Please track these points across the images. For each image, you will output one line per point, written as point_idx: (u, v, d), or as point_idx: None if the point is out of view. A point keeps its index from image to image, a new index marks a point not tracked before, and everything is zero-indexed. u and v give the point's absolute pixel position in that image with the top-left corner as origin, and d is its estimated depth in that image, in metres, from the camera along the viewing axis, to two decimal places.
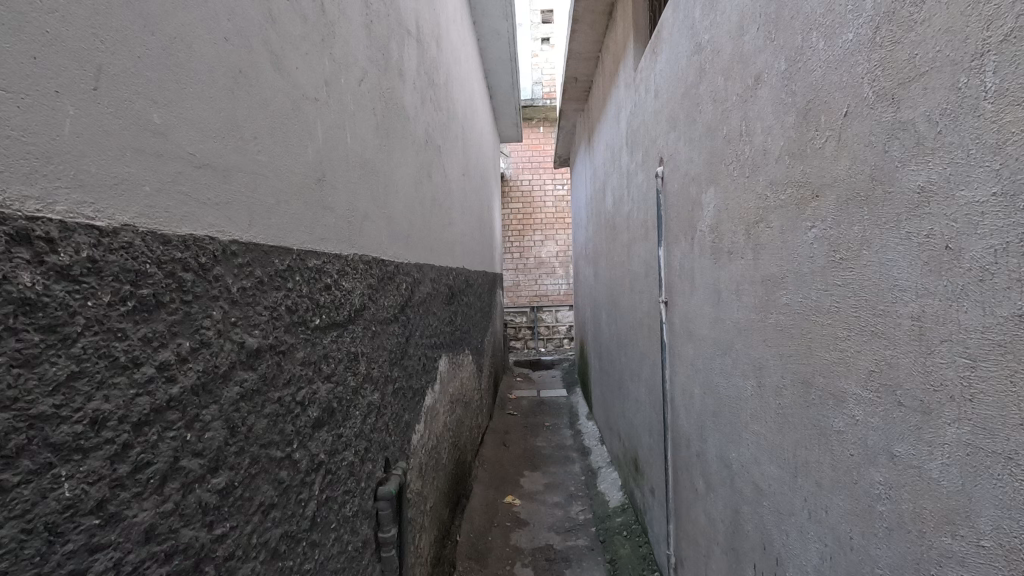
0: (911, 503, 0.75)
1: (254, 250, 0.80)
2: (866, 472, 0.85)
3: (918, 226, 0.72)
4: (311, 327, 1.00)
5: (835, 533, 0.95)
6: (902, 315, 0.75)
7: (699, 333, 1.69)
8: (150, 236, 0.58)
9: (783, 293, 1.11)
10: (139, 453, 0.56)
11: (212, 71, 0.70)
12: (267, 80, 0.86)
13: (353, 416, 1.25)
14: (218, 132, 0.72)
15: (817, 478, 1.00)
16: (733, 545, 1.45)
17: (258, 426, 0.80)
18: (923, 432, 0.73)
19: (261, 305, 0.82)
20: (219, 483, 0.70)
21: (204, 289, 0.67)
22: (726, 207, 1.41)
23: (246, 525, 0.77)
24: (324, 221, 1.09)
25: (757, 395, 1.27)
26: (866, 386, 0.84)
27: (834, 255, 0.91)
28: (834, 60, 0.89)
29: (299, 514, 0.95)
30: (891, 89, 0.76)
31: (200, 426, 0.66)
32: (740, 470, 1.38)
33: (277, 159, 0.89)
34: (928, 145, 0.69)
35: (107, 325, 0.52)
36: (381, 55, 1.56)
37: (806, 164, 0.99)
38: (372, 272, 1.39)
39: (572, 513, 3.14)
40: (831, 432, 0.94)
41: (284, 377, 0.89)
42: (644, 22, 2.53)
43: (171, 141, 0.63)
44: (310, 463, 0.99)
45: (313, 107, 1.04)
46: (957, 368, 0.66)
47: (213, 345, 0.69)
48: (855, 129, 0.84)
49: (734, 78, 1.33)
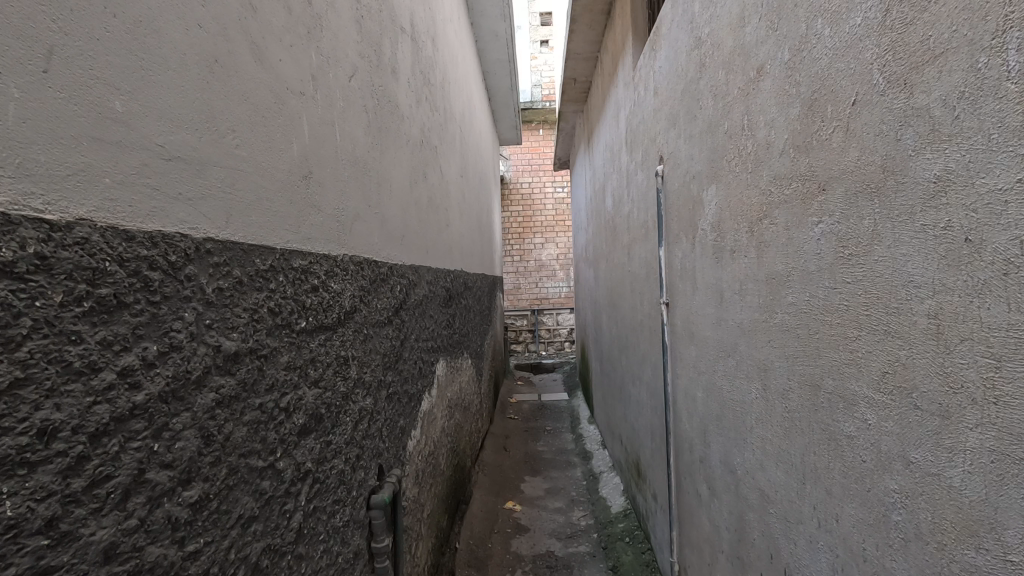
0: (930, 513, 0.71)
1: (231, 249, 0.76)
2: (879, 480, 0.81)
3: (935, 218, 0.67)
4: (296, 330, 0.96)
5: (847, 543, 0.90)
6: (918, 312, 0.71)
7: (701, 335, 1.64)
8: (110, 232, 0.54)
9: (789, 293, 1.06)
10: (96, 465, 0.52)
11: (184, 58, 0.66)
12: (248, 70, 0.82)
13: (343, 423, 1.20)
14: (192, 124, 0.68)
15: (827, 486, 0.96)
16: (738, 554, 1.40)
17: (237, 435, 0.76)
18: (941, 438, 0.68)
19: (241, 307, 0.77)
20: (192, 497, 0.66)
21: (174, 289, 0.63)
22: (728, 204, 1.37)
23: (223, 540, 0.72)
24: (311, 221, 1.05)
25: (761, 398, 1.22)
26: (878, 388, 0.80)
27: (842, 251, 0.87)
28: (842, 47, 0.85)
29: (283, 526, 0.90)
30: (903, 74, 0.72)
31: (170, 436, 0.62)
32: (745, 477, 1.33)
33: (258, 154, 0.85)
34: (945, 132, 0.65)
35: (58, 327, 0.48)
36: (374, 51, 1.52)
37: (811, 158, 0.95)
38: (364, 273, 1.35)
39: (573, 519, 3.08)
40: (842, 438, 0.90)
41: (266, 383, 0.85)
42: (643, 21, 2.50)
43: (136, 131, 0.59)
44: (295, 472, 0.95)
45: (299, 102, 1.00)
46: (979, 369, 0.62)
47: (185, 349, 0.65)
48: (864, 118, 0.80)
49: (735, 71, 1.29)
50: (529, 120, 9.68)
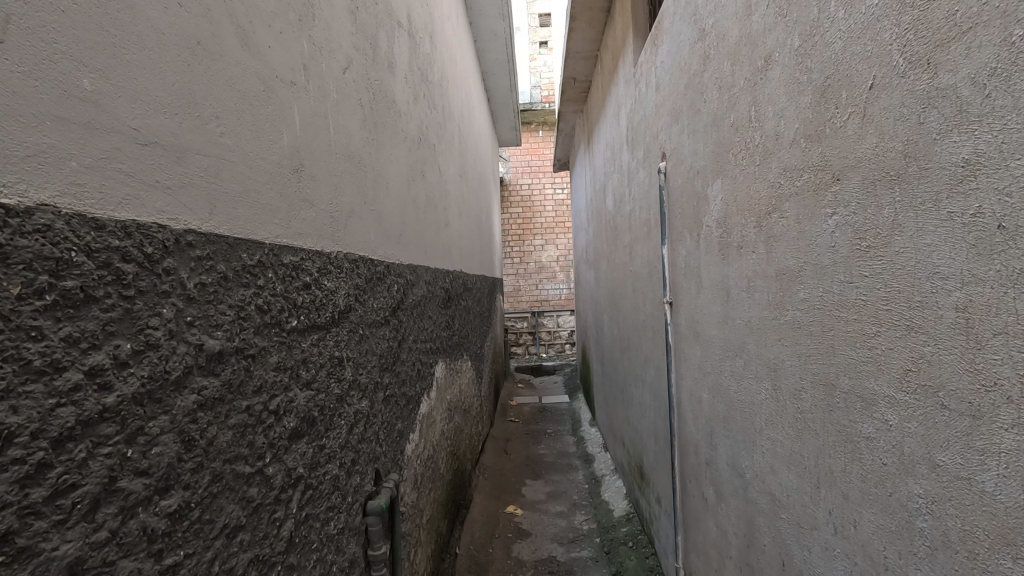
0: (959, 519, 0.66)
1: (215, 242, 0.72)
2: (902, 484, 0.77)
3: (963, 204, 0.63)
4: (287, 329, 0.92)
5: (866, 551, 0.86)
6: (945, 306, 0.67)
7: (706, 334, 1.60)
8: (76, 219, 0.50)
9: (801, 289, 1.02)
10: (60, 474, 0.48)
11: (162, 38, 0.62)
12: (233, 55, 0.78)
13: (337, 426, 1.16)
14: (171, 108, 0.64)
15: (843, 489, 0.91)
16: (748, 560, 1.35)
17: (222, 440, 0.71)
18: (972, 439, 0.64)
19: (226, 304, 0.73)
20: (171, 506, 0.61)
21: (150, 283, 0.59)
22: (735, 199, 1.33)
23: (205, 552, 0.68)
24: (302, 215, 1.01)
25: (771, 398, 1.18)
26: (900, 387, 0.75)
27: (859, 244, 0.83)
28: (857, 28, 0.81)
29: (272, 536, 0.85)
30: (926, 53, 0.68)
31: (146, 441, 0.57)
32: (755, 481, 1.29)
33: (245, 144, 0.81)
34: (974, 112, 0.61)
35: (16, 322, 0.44)
36: (369, 43, 1.48)
37: (824, 147, 0.91)
38: (359, 271, 1.30)
39: (576, 523, 3.03)
40: (860, 440, 0.86)
41: (253, 384, 0.80)
42: (643, 16, 2.46)
43: (106, 112, 0.54)
44: (286, 478, 0.91)
45: (289, 92, 0.96)
46: (1014, 365, 0.58)
47: (162, 348, 0.60)
48: (882, 103, 0.76)
49: (742, 60, 1.25)
50: (529, 122, 9.66)
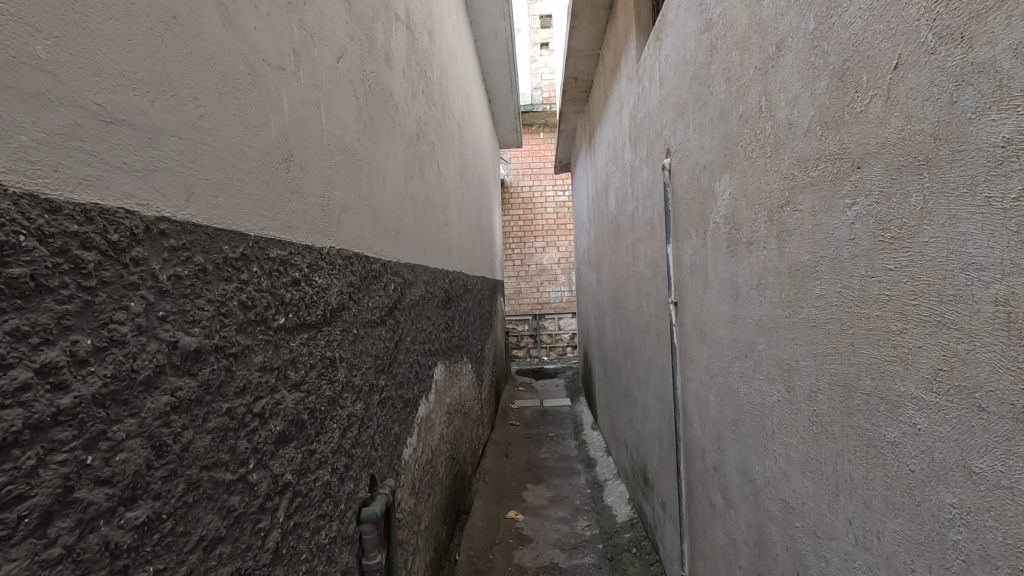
0: (1000, 532, 0.61)
1: (193, 232, 0.66)
2: (931, 492, 0.71)
3: (1004, 188, 0.58)
4: (274, 326, 0.87)
5: (889, 562, 0.81)
6: (982, 299, 0.61)
7: (714, 334, 1.54)
8: (26, 199, 0.45)
9: (816, 285, 0.97)
10: (4, 484, 0.43)
11: (132, 9, 0.58)
12: (215, 34, 0.73)
13: (329, 431, 1.10)
14: (143, 85, 0.60)
15: (865, 497, 0.86)
16: (759, 569, 1.29)
17: (199, 445, 0.66)
18: (1014, 444, 0.58)
19: (204, 298, 0.68)
20: (139, 518, 0.56)
21: (115, 274, 0.54)
22: (744, 193, 1.28)
23: (179, 567, 0.62)
24: (292, 207, 0.96)
25: (784, 400, 1.12)
26: (931, 388, 0.70)
27: (882, 235, 0.78)
28: (879, 7, 0.76)
29: (256, 547, 0.80)
30: (958, 27, 0.63)
31: (109, 447, 0.52)
32: (766, 487, 1.23)
33: (227, 128, 0.76)
34: (1016, 87, 0.56)
35: None
36: (365, 33, 1.43)
37: (842, 133, 0.86)
38: (352, 269, 1.25)
39: (578, 529, 2.96)
40: (883, 445, 0.80)
41: (235, 385, 0.75)
42: (645, 12, 2.41)
43: (65, 84, 0.50)
44: (272, 485, 0.85)
45: (277, 77, 0.91)
46: None
47: (130, 345, 0.55)
48: (907, 85, 0.71)
49: (751, 49, 1.20)
50: (530, 124, 9.62)
